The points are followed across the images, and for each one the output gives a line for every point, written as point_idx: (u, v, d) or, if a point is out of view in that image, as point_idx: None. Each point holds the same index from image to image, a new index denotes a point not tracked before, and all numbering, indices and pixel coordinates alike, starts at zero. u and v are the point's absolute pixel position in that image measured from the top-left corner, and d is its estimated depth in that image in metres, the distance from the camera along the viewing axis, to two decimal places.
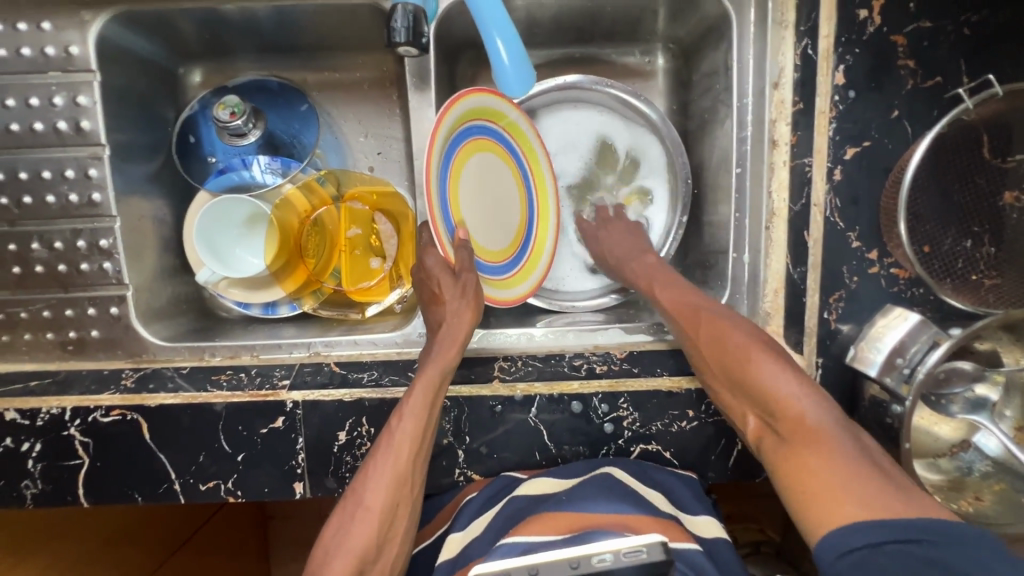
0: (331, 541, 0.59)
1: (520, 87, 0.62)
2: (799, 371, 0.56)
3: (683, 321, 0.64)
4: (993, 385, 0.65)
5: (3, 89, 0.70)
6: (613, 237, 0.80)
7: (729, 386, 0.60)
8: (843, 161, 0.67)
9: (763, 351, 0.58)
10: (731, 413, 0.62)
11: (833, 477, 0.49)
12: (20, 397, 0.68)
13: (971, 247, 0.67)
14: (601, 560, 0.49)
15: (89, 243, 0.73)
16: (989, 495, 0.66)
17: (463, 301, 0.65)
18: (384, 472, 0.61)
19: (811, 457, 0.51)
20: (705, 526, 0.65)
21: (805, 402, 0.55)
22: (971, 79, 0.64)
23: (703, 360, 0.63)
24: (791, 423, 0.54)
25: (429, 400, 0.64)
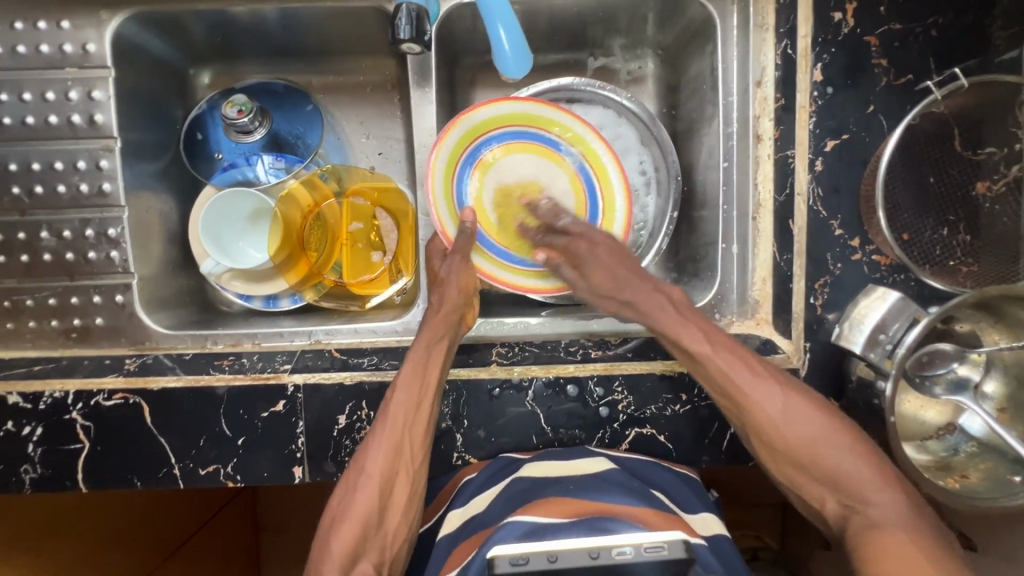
0: (337, 509, 0.62)
1: (518, 69, 0.74)
2: (877, 465, 0.58)
3: (760, 404, 0.62)
4: (975, 365, 0.68)
5: (21, 84, 0.73)
6: (602, 276, 0.69)
7: (815, 476, 0.60)
8: (824, 153, 0.70)
9: (857, 452, 0.59)
10: (806, 504, 0.62)
11: (911, 559, 0.51)
12: (24, 381, 0.69)
13: (947, 235, 0.70)
14: (620, 553, 0.48)
15: (98, 232, 0.75)
16: (976, 473, 0.67)
17: (459, 277, 0.72)
18: (382, 440, 0.64)
19: (891, 546, 0.52)
20: (704, 523, 0.67)
21: (890, 501, 0.56)
22: (939, 73, 0.69)
23: (773, 451, 0.62)
24: (876, 517, 0.55)
25: (421, 368, 0.67)
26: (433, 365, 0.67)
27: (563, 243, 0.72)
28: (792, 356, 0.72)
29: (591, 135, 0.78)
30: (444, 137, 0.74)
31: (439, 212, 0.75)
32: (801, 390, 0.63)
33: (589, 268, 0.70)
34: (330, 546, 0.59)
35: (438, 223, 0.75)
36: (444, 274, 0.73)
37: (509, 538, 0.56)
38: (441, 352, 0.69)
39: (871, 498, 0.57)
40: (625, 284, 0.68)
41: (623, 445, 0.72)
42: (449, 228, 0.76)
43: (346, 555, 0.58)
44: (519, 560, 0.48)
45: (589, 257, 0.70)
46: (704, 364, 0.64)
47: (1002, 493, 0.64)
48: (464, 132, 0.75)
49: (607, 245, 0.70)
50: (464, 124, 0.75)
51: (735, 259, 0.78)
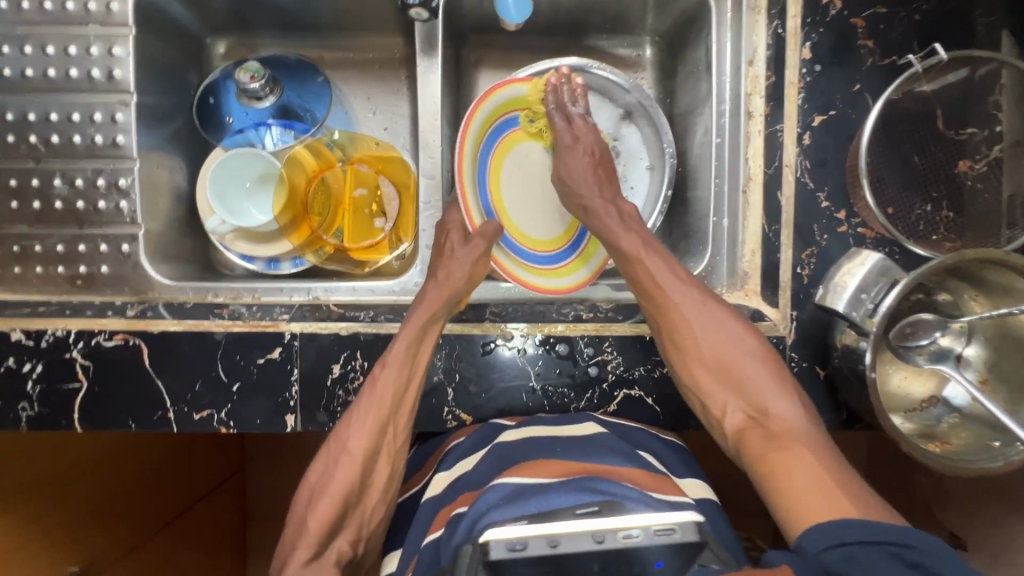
0: (315, 485, 0.62)
1: (520, 18, 0.77)
2: (786, 388, 0.62)
3: (682, 311, 0.66)
4: (957, 335, 0.70)
5: (45, 38, 0.76)
6: (578, 170, 0.75)
7: (723, 381, 0.64)
8: (811, 128, 0.73)
9: (763, 361, 0.64)
10: (707, 412, 0.66)
11: (813, 470, 0.53)
12: (28, 319, 0.70)
13: (930, 210, 0.73)
14: (627, 536, 0.50)
15: (109, 182, 0.77)
16: (958, 441, 0.68)
17: (470, 263, 0.71)
18: (367, 418, 0.64)
19: (790, 454, 0.56)
20: (692, 487, 0.67)
21: (788, 411, 0.60)
22: (921, 49, 0.72)
23: (689, 356, 0.66)
24: (776, 427, 0.59)
25: (413, 348, 0.67)
26: (427, 343, 0.68)
27: (559, 126, 0.77)
28: (779, 324, 0.74)
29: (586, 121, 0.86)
30: (481, 104, 0.76)
31: (468, 201, 0.75)
32: (722, 304, 0.68)
33: (565, 160, 0.75)
34: (306, 524, 0.60)
35: (465, 205, 0.75)
36: (455, 252, 0.73)
37: (494, 498, 0.57)
38: (435, 334, 0.69)
39: (771, 406, 0.61)
40: (596, 188, 0.74)
41: (612, 405, 0.73)
42: (474, 216, 0.76)
43: (321, 532, 0.59)
44: (517, 546, 0.50)
45: (568, 151, 0.76)
46: (635, 266, 0.70)
47: (984, 456, 0.64)
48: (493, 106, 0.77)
49: (588, 146, 0.76)
50: (497, 98, 0.78)
51: (725, 231, 0.80)
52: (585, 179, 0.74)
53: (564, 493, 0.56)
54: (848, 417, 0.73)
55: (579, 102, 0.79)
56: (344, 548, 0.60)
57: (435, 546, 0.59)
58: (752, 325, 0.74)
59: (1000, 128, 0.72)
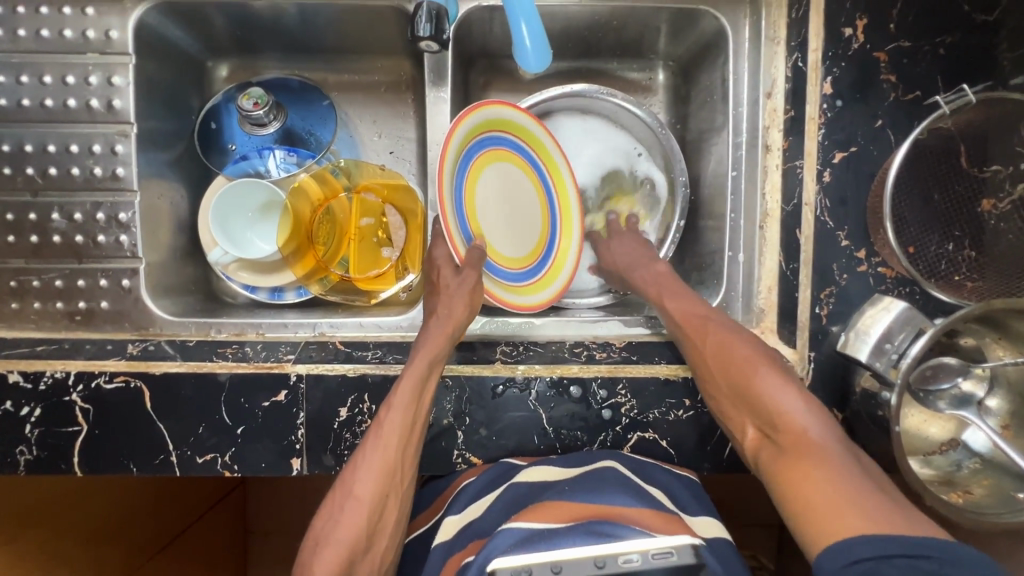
0: (317, 536, 0.57)
1: (538, 68, 0.71)
2: (797, 391, 0.57)
3: (693, 332, 0.67)
4: (979, 380, 0.68)
5: (42, 67, 0.74)
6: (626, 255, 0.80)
7: (734, 395, 0.61)
8: (832, 165, 0.70)
9: (772, 368, 0.60)
10: (732, 433, 0.63)
11: (828, 485, 0.49)
12: (26, 361, 0.68)
13: (952, 249, 0.71)
14: (628, 561, 0.50)
15: (109, 216, 0.75)
16: (979, 489, 0.66)
17: (463, 291, 0.68)
18: (374, 461, 0.60)
19: (801, 469, 0.51)
20: (704, 525, 0.64)
21: (800, 418, 0.55)
22: (945, 86, 0.70)
23: (703, 375, 0.65)
24: (787, 437, 0.55)
25: (420, 384, 0.64)
26: (430, 384, 0.66)
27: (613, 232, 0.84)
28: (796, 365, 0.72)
29: (544, 138, 0.78)
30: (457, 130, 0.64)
31: (451, 226, 0.64)
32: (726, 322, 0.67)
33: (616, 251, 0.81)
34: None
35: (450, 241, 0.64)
36: (450, 284, 0.69)
37: (505, 544, 0.56)
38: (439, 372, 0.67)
39: (781, 413, 0.57)
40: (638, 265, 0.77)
41: (626, 448, 0.71)
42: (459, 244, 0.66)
43: None
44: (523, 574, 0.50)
45: (617, 238, 0.83)
46: (659, 308, 0.72)
47: (1007, 509, 0.62)
48: (466, 131, 0.66)
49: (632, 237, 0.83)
50: (475, 119, 0.67)
51: (740, 267, 0.79)
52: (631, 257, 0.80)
53: (572, 537, 0.54)
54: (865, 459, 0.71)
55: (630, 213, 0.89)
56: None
57: None
58: None
59: None
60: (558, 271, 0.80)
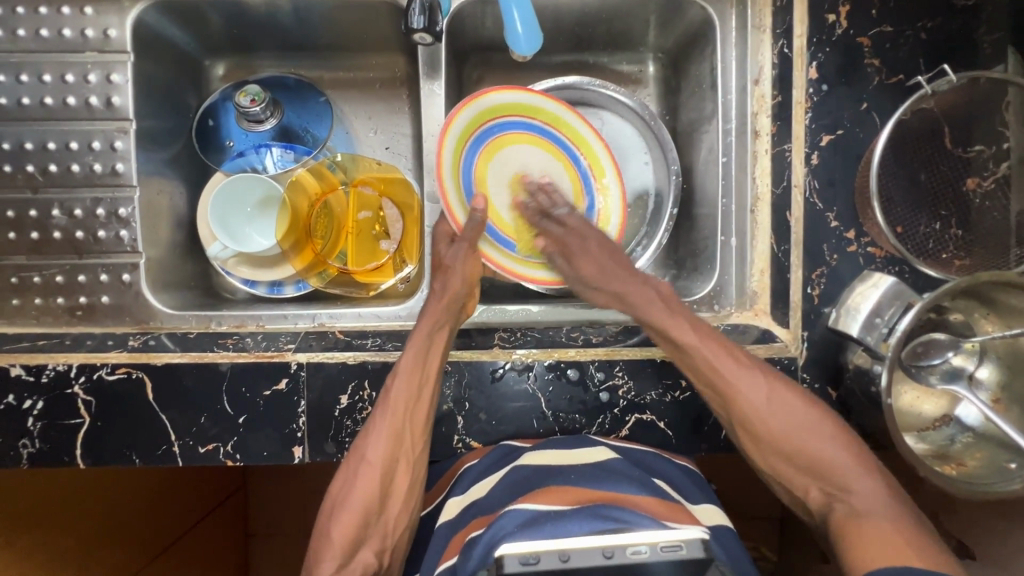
0: (337, 495, 0.63)
1: (531, 52, 0.73)
2: (859, 461, 0.63)
3: (745, 401, 0.66)
4: (969, 355, 0.69)
5: (41, 66, 0.76)
6: (590, 266, 0.75)
7: (800, 465, 0.65)
8: (819, 147, 0.72)
9: (838, 442, 0.64)
10: (789, 493, 0.67)
11: (892, 538, 0.56)
12: (28, 355, 0.69)
13: (939, 228, 0.72)
14: (636, 552, 0.46)
15: (109, 211, 0.77)
16: (972, 462, 0.67)
17: (462, 266, 0.74)
18: (382, 430, 0.64)
19: (870, 527, 0.58)
20: (707, 513, 0.66)
21: (868, 489, 0.61)
22: (928, 68, 0.72)
23: (763, 444, 0.66)
24: (858, 505, 0.61)
25: (422, 354, 0.67)
26: (435, 353, 0.68)
27: (557, 232, 0.77)
28: (790, 345, 0.73)
29: (586, 131, 0.82)
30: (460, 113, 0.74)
31: (448, 197, 0.75)
32: (791, 388, 0.67)
33: (579, 258, 0.76)
34: (331, 532, 0.61)
35: (449, 211, 0.75)
36: (448, 261, 0.75)
37: (510, 526, 0.56)
38: (443, 339, 0.70)
39: (849, 483, 0.62)
40: (614, 276, 0.74)
41: (624, 429, 0.72)
42: (459, 216, 0.76)
43: (346, 542, 0.60)
44: (530, 560, 0.46)
45: (580, 251, 0.76)
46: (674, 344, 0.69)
47: (998, 479, 0.64)
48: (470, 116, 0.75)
49: (596, 238, 0.76)
50: (485, 104, 0.76)
51: (733, 250, 0.80)
52: (618, 269, 0.75)
53: (579, 520, 0.54)
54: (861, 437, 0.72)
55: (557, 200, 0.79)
56: (369, 559, 0.60)
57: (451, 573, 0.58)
58: (762, 347, 0.73)
59: (1008, 144, 0.71)
60: None
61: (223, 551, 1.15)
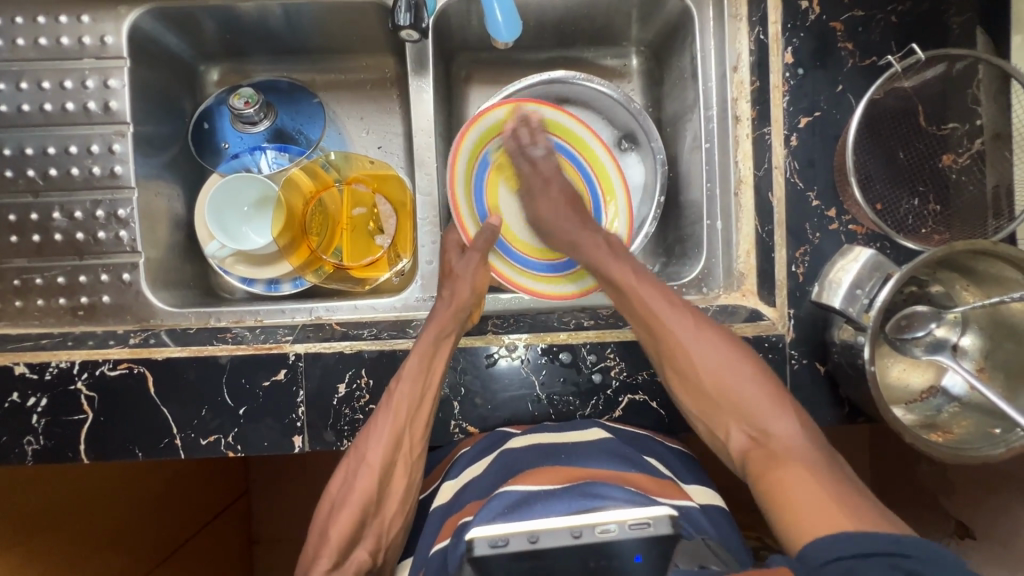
0: (335, 497, 0.64)
1: (511, 39, 0.76)
2: (786, 408, 0.64)
3: (675, 338, 0.68)
4: (951, 326, 0.71)
5: (40, 74, 0.78)
6: (548, 208, 0.79)
7: (723, 407, 0.66)
8: (798, 129, 0.75)
9: (762, 388, 0.65)
10: (713, 436, 0.68)
11: (810, 485, 0.55)
12: (31, 353, 0.71)
13: (918, 205, 0.74)
14: (604, 530, 0.49)
15: (108, 213, 0.79)
16: (960, 429, 0.69)
17: (472, 275, 0.75)
18: (385, 431, 0.65)
19: (789, 471, 0.57)
20: (698, 492, 0.68)
21: (788, 430, 0.62)
22: (898, 49, 0.74)
23: (689, 382, 0.68)
24: (777, 447, 0.61)
25: (429, 360, 0.68)
26: (440, 360, 0.69)
27: (526, 170, 0.80)
28: (776, 322, 0.74)
29: (609, 162, 0.87)
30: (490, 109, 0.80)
31: (457, 196, 0.80)
32: (721, 332, 0.70)
33: (539, 200, 0.80)
34: (328, 532, 0.61)
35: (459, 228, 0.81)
36: (458, 269, 0.76)
37: (498, 508, 0.57)
38: (448, 346, 0.70)
39: (771, 426, 0.63)
40: (568, 223, 0.78)
41: (618, 409, 0.73)
42: (467, 225, 0.82)
43: (341, 540, 0.60)
44: (500, 542, 0.49)
45: (542, 193, 0.80)
46: (624, 294, 0.73)
47: (985, 442, 0.65)
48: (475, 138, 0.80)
49: (560, 184, 0.80)
50: (518, 109, 0.82)
51: (719, 234, 0.82)
52: (564, 217, 0.78)
53: (568, 499, 0.55)
54: (850, 410, 0.73)
55: (539, 142, 0.81)
56: (363, 557, 0.60)
57: (443, 555, 0.58)
58: (750, 326, 0.74)
59: (980, 121, 0.74)
60: None
61: (227, 555, 1.15)
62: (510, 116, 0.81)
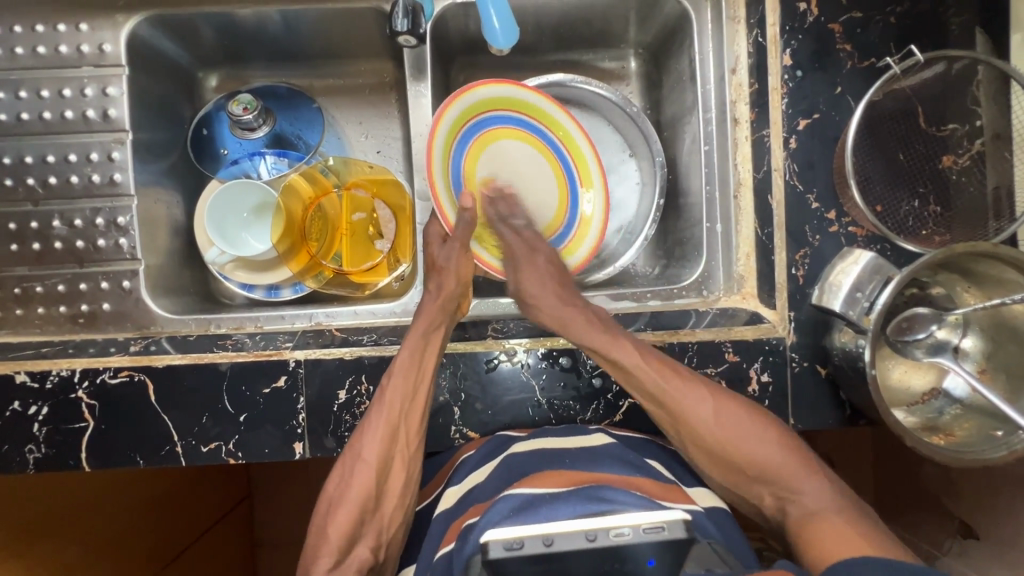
0: (332, 497, 0.64)
1: (507, 46, 0.76)
2: (811, 469, 0.65)
3: (692, 418, 0.66)
4: (953, 327, 0.71)
5: (40, 82, 0.79)
6: (535, 282, 0.75)
7: (752, 476, 0.66)
8: (797, 131, 0.74)
9: (787, 452, 0.65)
10: (744, 500, 0.68)
11: (845, 534, 0.57)
12: (32, 361, 0.71)
13: (918, 206, 0.74)
14: (618, 534, 0.46)
15: (108, 220, 0.79)
16: (962, 432, 0.68)
17: (456, 265, 0.75)
18: (377, 427, 0.65)
19: (823, 528, 0.59)
20: (700, 495, 0.67)
21: (819, 493, 0.63)
22: (897, 51, 0.74)
23: (715, 459, 0.67)
24: (811, 509, 0.62)
25: (419, 354, 0.68)
26: (430, 353, 0.69)
27: (512, 241, 0.78)
28: (777, 325, 0.74)
29: (582, 141, 0.84)
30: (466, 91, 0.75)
31: (435, 181, 0.73)
32: (739, 400, 0.68)
33: (524, 273, 0.76)
34: (328, 532, 0.61)
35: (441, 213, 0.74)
36: (441, 261, 0.75)
37: (504, 510, 0.57)
38: (438, 339, 0.71)
39: (802, 489, 0.64)
40: (555, 295, 0.74)
41: (618, 414, 0.73)
42: (449, 213, 0.75)
43: (341, 540, 0.60)
44: (514, 545, 0.46)
45: (528, 264, 0.77)
46: (634, 379, 0.68)
47: (987, 445, 0.64)
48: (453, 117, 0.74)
49: (546, 254, 0.78)
50: (494, 89, 0.77)
51: (719, 237, 0.82)
52: (551, 296, 0.74)
53: (576, 502, 0.55)
54: (852, 413, 0.73)
55: (518, 212, 0.79)
56: (364, 556, 0.61)
57: (449, 559, 0.58)
58: (751, 329, 0.74)
59: (980, 122, 0.73)
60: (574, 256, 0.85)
61: (230, 560, 1.15)
62: (491, 96, 0.77)
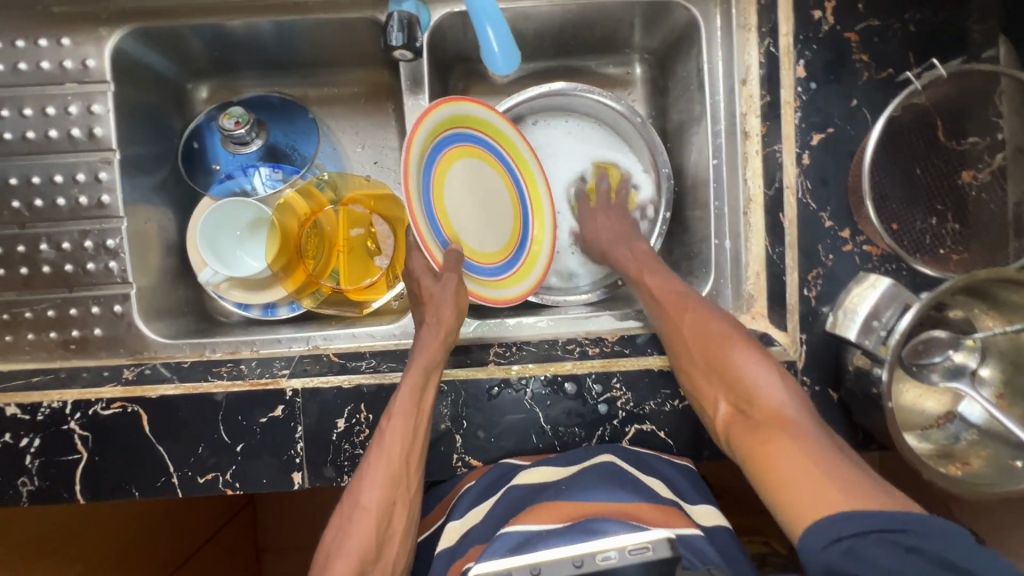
0: (328, 549, 0.59)
1: (508, 70, 0.74)
2: (776, 372, 0.60)
3: (671, 313, 0.69)
4: (970, 352, 0.68)
5: (22, 99, 0.76)
6: (603, 229, 0.85)
7: (710, 373, 0.63)
8: (810, 147, 0.72)
9: (749, 351, 0.62)
10: (702, 409, 0.64)
11: (800, 460, 0.50)
12: (22, 392, 0.69)
13: (936, 223, 0.71)
14: (605, 558, 0.46)
15: (97, 243, 0.77)
16: (978, 460, 0.66)
17: (449, 296, 0.68)
18: (377, 472, 0.62)
19: (777, 443, 0.53)
20: (704, 514, 0.65)
21: (777, 397, 0.57)
22: (918, 63, 0.70)
23: (680, 353, 0.66)
24: (762, 414, 0.57)
25: (418, 395, 0.65)
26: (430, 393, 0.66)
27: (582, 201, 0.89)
28: (789, 348, 0.72)
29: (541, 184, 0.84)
30: (465, 102, 0.72)
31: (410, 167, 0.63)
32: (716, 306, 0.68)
33: (593, 221, 0.86)
34: None
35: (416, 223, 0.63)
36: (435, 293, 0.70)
37: (502, 550, 0.54)
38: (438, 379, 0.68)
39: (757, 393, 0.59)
40: (618, 240, 0.82)
41: (624, 441, 0.71)
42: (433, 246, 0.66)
43: None
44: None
45: (591, 217, 0.87)
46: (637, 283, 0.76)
47: (1006, 478, 0.62)
48: (443, 118, 0.69)
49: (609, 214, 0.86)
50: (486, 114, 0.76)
51: (727, 254, 0.79)
52: (607, 237, 0.84)
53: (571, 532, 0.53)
54: (864, 438, 0.71)
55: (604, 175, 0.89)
56: None
57: None
58: None
59: (1002, 135, 0.70)
60: (533, 271, 0.82)
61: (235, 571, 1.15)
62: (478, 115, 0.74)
